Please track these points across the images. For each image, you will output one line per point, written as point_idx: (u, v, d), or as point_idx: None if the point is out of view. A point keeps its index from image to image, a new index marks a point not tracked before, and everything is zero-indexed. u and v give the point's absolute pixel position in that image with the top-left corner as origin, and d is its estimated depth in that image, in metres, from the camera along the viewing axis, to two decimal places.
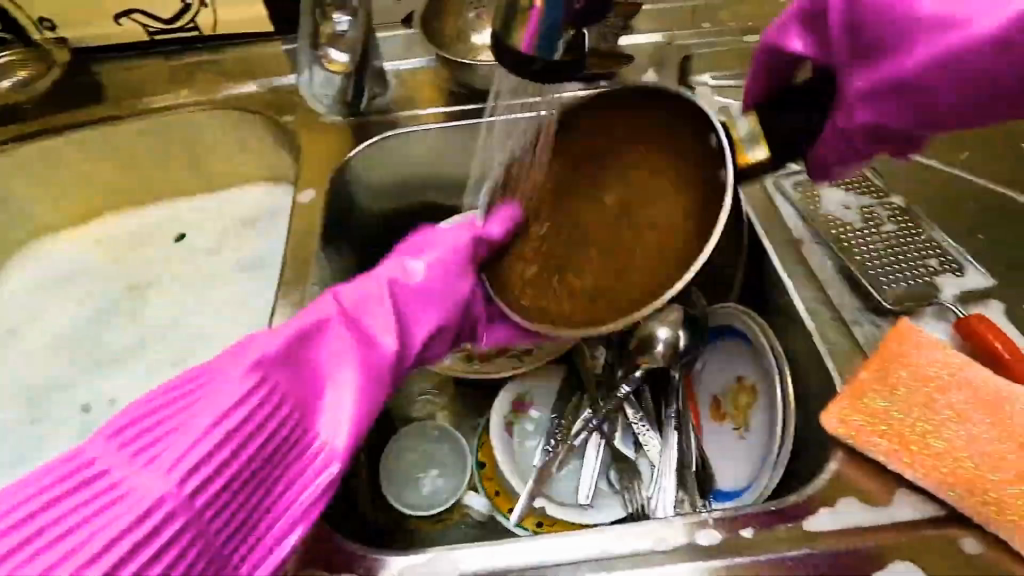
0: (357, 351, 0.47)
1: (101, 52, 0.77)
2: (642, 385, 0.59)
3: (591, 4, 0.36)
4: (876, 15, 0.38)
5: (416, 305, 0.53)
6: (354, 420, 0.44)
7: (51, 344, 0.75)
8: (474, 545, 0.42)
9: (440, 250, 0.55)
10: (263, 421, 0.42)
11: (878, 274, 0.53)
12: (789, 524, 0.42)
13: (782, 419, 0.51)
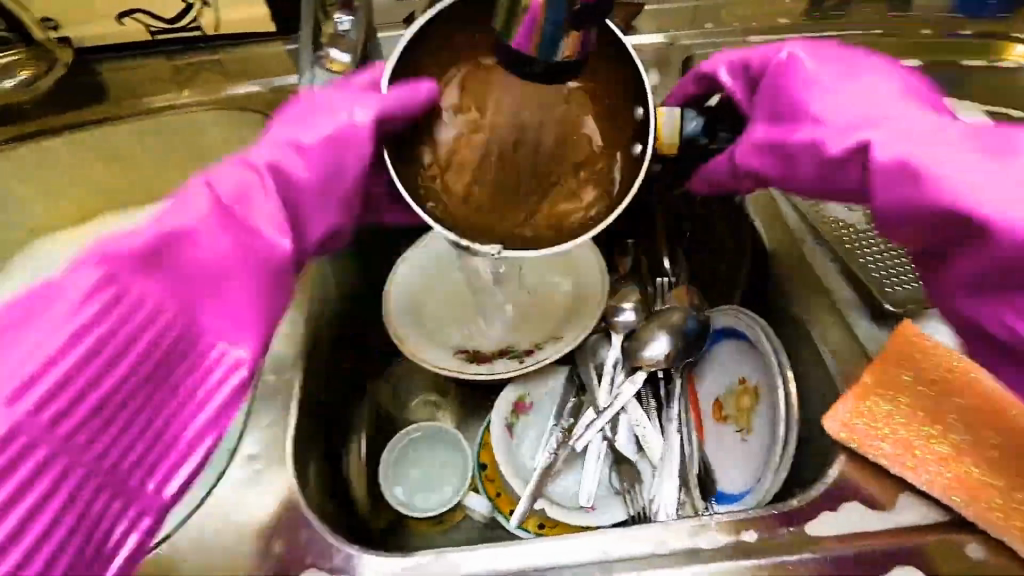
0: (241, 246, 0.38)
1: (102, 52, 0.76)
2: (644, 388, 0.59)
3: (593, 1, 0.34)
4: (787, 88, 0.46)
5: (313, 195, 0.42)
6: (255, 322, 0.38)
7: None
8: (474, 547, 0.42)
9: (328, 125, 0.42)
10: (134, 333, 0.35)
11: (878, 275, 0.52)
12: (792, 528, 0.42)
13: (786, 420, 0.50)
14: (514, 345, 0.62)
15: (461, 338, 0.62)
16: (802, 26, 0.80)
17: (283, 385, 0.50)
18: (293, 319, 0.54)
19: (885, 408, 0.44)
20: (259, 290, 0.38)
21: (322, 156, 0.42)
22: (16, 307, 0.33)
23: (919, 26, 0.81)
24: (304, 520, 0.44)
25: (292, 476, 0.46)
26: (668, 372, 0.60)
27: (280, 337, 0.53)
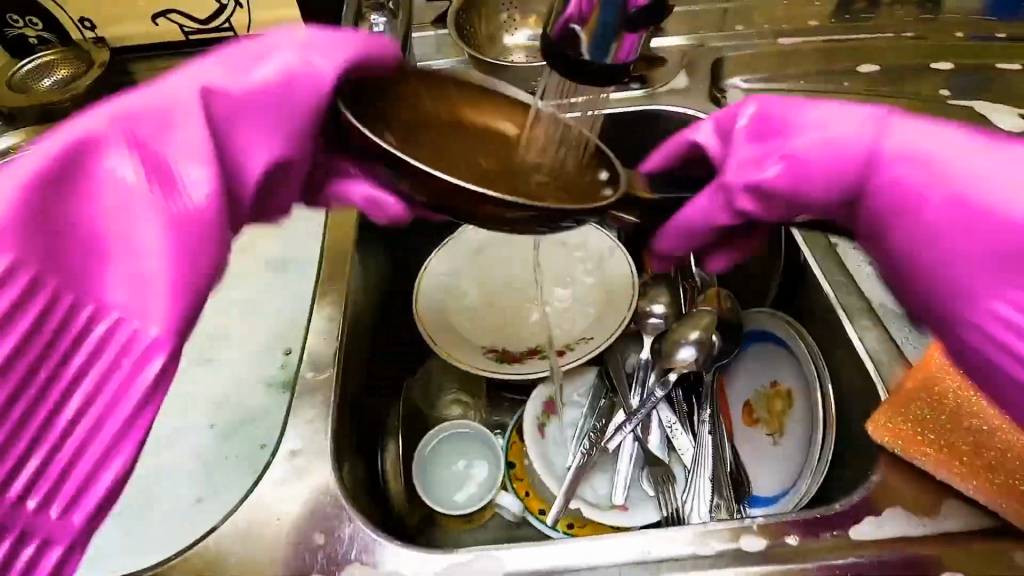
0: (154, 188, 0.36)
1: (141, 52, 0.79)
2: (675, 390, 0.59)
3: (646, 5, 0.36)
4: (775, 118, 0.45)
5: (248, 132, 0.42)
6: (165, 264, 0.35)
7: None
8: (516, 545, 0.42)
9: (274, 60, 0.42)
10: (33, 290, 0.33)
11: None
12: (834, 532, 0.42)
13: (824, 425, 0.50)
14: (544, 346, 0.62)
15: (490, 338, 0.62)
16: (832, 28, 0.80)
17: (321, 382, 0.51)
18: (330, 316, 0.55)
19: (927, 413, 0.44)
20: (171, 236, 0.35)
21: (255, 94, 0.41)
22: None
23: (951, 28, 0.80)
24: (346, 515, 0.44)
25: (333, 472, 0.46)
26: (699, 374, 0.60)
27: (318, 334, 0.54)
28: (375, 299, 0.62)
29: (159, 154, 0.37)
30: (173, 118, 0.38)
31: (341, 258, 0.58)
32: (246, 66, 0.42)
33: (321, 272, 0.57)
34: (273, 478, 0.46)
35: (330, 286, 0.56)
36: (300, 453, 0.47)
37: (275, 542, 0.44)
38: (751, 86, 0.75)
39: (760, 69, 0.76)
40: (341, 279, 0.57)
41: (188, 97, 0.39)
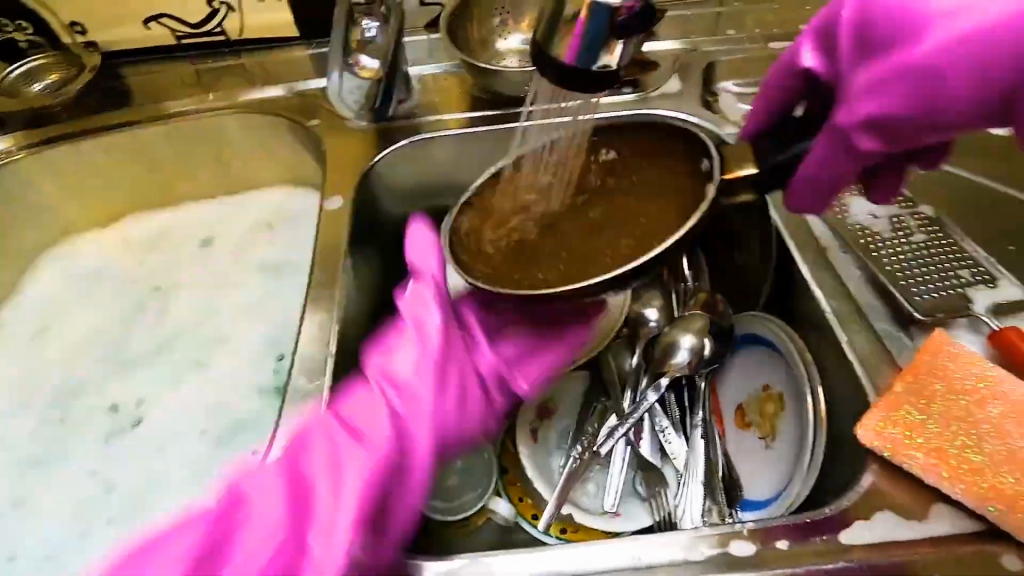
0: (359, 450, 0.48)
1: (130, 57, 0.78)
2: (666, 394, 0.59)
3: (636, 14, 0.36)
4: (885, 23, 0.47)
5: (408, 400, 0.52)
6: (358, 499, 0.46)
7: (70, 344, 0.73)
8: (510, 551, 0.42)
9: (417, 359, 0.53)
10: (338, 447, 0.48)
11: (907, 282, 0.53)
12: (826, 537, 0.42)
13: (814, 431, 0.50)
14: None
15: None
16: None
17: (313, 388, 0.51)
18: (322, 323, 0.55)
19: (915, 416, 0.44)
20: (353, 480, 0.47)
21: (412, 375, 0.52)
22: (297, 438, 0.47)
23: None
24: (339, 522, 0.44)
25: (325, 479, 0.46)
26: (693, 379, 0.60)
27: (310, 340, 0.54)
28: (367, 304, 0.62)
29: (362, 421, 0.50)
30: (373, 427, 0.49)
31: (333, 265, 0.58)
32: (378, 375, 0.52)
33: (313, 279, 0.57)
34: (265, 486, 0.46)
35: (322, 293, 0.56)
36: (291, 459, 0.47)
37: (268, 551, 0.43)
38: (742, 90, 0.75)
39: (752, 74, 0.77)
40: (334, 286, 0.57)
41: (367, 385, 0.51)
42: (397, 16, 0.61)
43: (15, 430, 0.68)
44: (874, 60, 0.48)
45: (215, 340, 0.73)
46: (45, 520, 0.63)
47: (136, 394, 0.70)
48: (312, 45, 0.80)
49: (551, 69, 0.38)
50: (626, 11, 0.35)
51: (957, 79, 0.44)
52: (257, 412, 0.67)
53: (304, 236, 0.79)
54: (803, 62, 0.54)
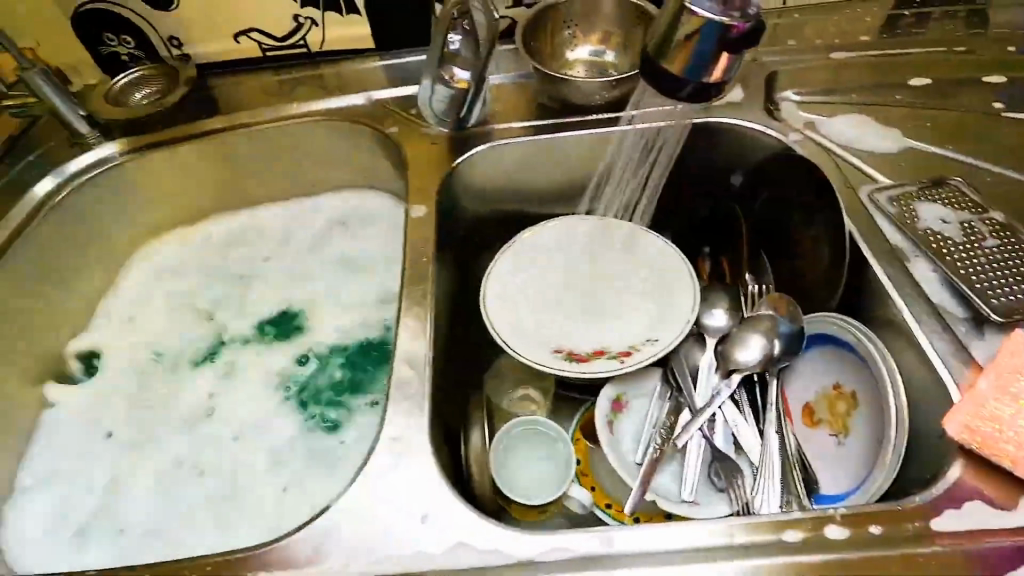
0: None
1: (219, 68, 0.84)
2: (739, 391, 0.62)
3: (745, 33, 0.40)
4: None
5: None
6: None
7: (163, 335, 0.78)
8: (628, 527, 0.44)
9: None
10: None
11: (1001, 295, 0.55)
12: (918, 524, 0.44)
13: (895, 431, 0.52)
14: (609, 346, 0.65)
15: (557, 339, 0.66)
16: (884, 43, 0.82)
17: (415, 375, 0.55)
18: (416, 317, 0.59)
19: (996, 423, 0.45)
20: None
21: None
22: None
23: (1002, 42, 0.82)
24: (447, 497, 0.48)
25: (432, 457, 0.50)
26: (763, 377, 0.62)
27: (408, 333, 0.57)
28: (448, 303, 0.66)
29: None
30: None
31: (422, 265, 0.63)
32: None
33: (404, 278, 0.62)
34: (376, 467, 0.49)
35: (414, 291, 0.61)
36: (399, 439, 0.51)
37: (389, 523, 0.47)
38: (802, 100, 0.78)
39: (811, 83, 0.79)
40: (425, 283, 0.61)
41: None
42: (493, 28, 0.65)
43: (115, 411, 0.72)
44: None
45: (298, 334, 0.77)
46: (143, 500, 0.66)
47: (223, 382, 0.74)
48: (386, 56, 0.85)
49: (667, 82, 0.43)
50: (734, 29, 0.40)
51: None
52: (337, 403, 0.71)
53: (376, 237, 0.83)
54: None
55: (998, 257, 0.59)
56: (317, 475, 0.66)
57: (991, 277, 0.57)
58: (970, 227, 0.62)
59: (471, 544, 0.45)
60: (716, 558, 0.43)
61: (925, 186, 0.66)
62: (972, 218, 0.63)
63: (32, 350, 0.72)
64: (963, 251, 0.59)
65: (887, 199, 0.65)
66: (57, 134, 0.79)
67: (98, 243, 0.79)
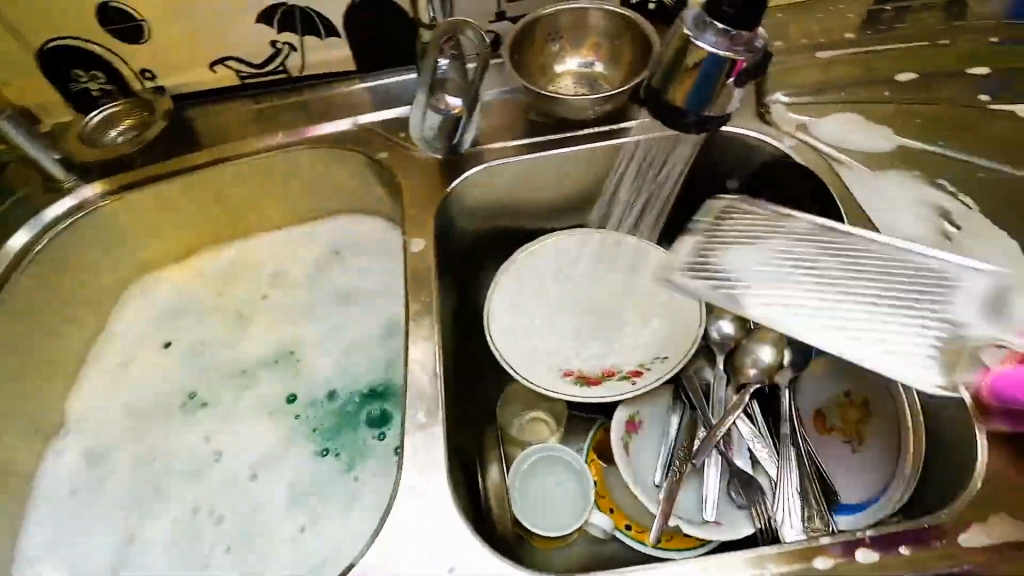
0: None
1: (196, 97, 0.81)
2: (751, 405, 0.61)
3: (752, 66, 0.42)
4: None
5: None
6: None
7: (158, 380, 0.76)
8: (663, 565, 0.45)
9: None
10: None
11: (841, 325, 0.58)
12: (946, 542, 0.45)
13: (908, 441, 0.54)
14: (619, 366, 0.65)
15: (566, 362, 0.65)
16: (868, 40, 0.82)
17: (431, 417, 0.53)
18: (425, 355, 0.57)
19: None
20: None
21: None
22: None
23: (983, 32, 0.83)
24: (474, 547, 0.47)
25: (455, 505, 0.49)
26: (773, 389, 0.62)
27: (420, 373, 0.56)
28: (453, 333, 0.65)
29: None
30: None
31: (427, 299, 0.61)
32: None
33: (409, 315, 0.60)
34: (400, 521, 0.48)
35: (420, 328, 0.59)
36: (418, 489, 0.50)
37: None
38: (791, 101, 0.77)
39: (799, 83, 0.79)
40: (431, 318, 0.60)
41: None
42: (486, 53, 0.63)
43: (115, 464, 0.70)
44: None
45: (299, 369, 0.75)
46: (155, 557, 0.64)
47: (224, 425, 0.72)
48: (368, 77, 0.82)
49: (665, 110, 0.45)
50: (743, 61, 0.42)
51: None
52: (348, 438, 0.69)
53: (372, 263, 0.82)
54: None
55: (795, 281, 0.62)
56: (334, 516, 0.65)
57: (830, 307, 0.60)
58: (767, 256, 0.64)
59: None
60: None
61: (728, 229, 0.67)
62: (762, 242, 0.65)
63: (23, 409, 0.70)
64: (799, 293, 0.61)
65: (714, 278, 0.64)
66: (31, 178, 0.76)
67: (82, 290, 0.77)
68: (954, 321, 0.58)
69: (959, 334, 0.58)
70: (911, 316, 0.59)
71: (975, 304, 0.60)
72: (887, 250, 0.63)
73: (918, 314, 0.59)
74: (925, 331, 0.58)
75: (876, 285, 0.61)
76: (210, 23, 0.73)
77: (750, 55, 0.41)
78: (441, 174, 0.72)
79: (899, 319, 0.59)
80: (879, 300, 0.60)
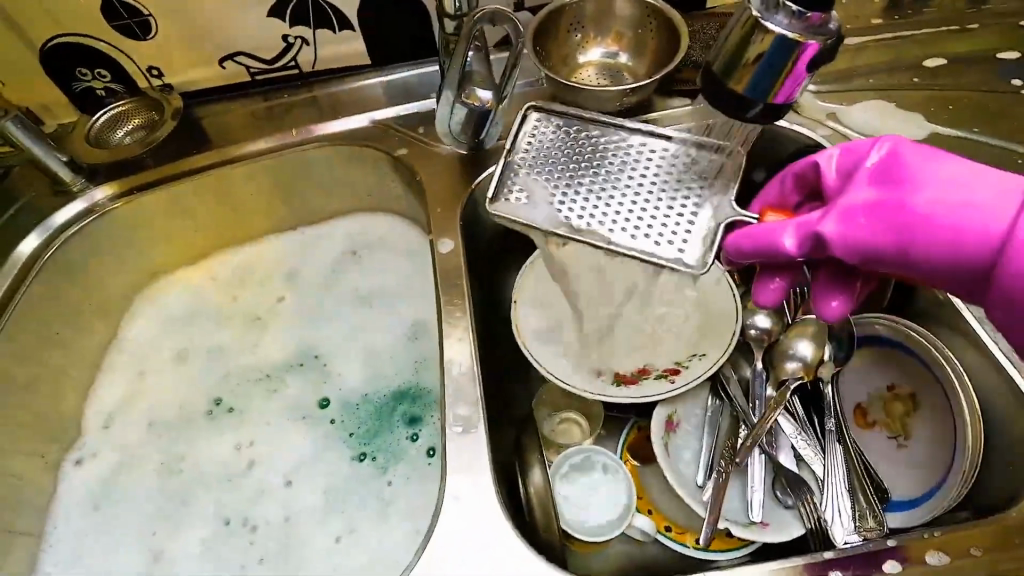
0: None
1: (206, 95, 0.78)
2: (793, 401, 0.60)
3: (825, 49, 0.38)
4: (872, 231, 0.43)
5: None
6: None
7: (175, 386, 0.73)
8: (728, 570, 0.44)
9: None
10: None
11: (608, 223, 0.51)
12: (1016, 540, 0.44)
13: (963, 432, 0.53)
14: (654, 364, 0.63)
15: (599, 361, 0.63)
16: (894, 25, 0.80)
17: (471, 422, 0.52)
18: (458, 358, 0.56)
19: None
20: None
21: None
22: None
23: (1013, 16, 0.81)
24: (526, 556, 0.46)
25: (503, 514, 0.47)
26: (815, 384, 0.61)
27: (455, 376, 0.54)
28: (483, 334, 0.64)
29: None
30: None
31: (457, 300, 0.60)
32: None
33: (441, 316, 0.59)
34: (448, 532, 0.47)
35: (452, 329, 0.58)
36: (463, 496, 0.48)
37: None
38: (818, 89, 0.75)
39: (827, 70, 0.77)
40: (463, 320, 0.58)
41: None
42: (519, 47, 0.60)
43: (137, 473, 0.68)
44: (880, 195, 0.44)
45: (321, 374, 0.73)
46: (185, 570, 0.63)
47: (247, 432, 0.70)
48: (381, 72, 0.80)
49: (727, 102, 0.41)
50: (816, 43, 0.37)
51: (863, 142, 0.47)
52: (382, 439, 0.68)
53: (392, 262, 0.80)
54: (780, 244, 0.46)
55: (611, 176, 0.54)
56: (370, 521, 0.63)
57: (586, 214, 0.52)
58: (555, 166, 0.55)
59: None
60: None
61: (534, 143, 0.57)
62: (559, 154, 0.56)
63: (38, 422, 0.67)
64: (568, 201, 0.53)
65: (525, 194, 0.54)
66: (39, 181, 0.73)
67: (95, 295, 0.74)
68: (714, 205, 0.51)
69: (715, 216, 0.50)
70: (656, 211, 0.51)
71: (724, 188, 0.51)
72: (649, 141, 0.55)
73: (665, 208, 0.51)
74: (689, 214, 0.51)
75: (658, 174, 0.53)
76: (218, 18, 0.70)
77: (825, 37, 0.37)
78: (463, 171, 0.70)
79: (646, 209, 0.52)
80: (660, 190, 0.52)
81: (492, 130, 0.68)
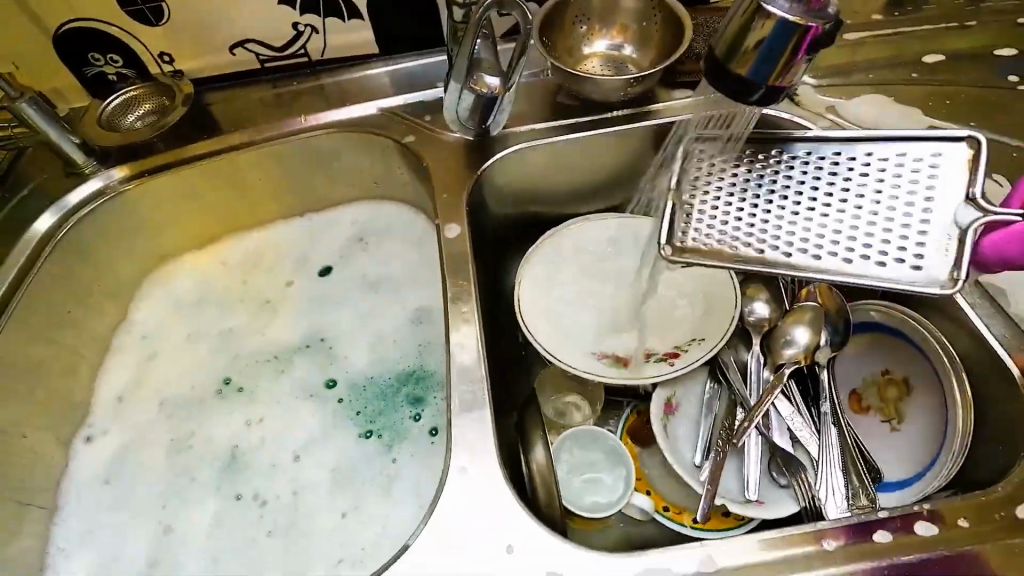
0: None
1: (216, 82, 0.80)
2: (789, 384, 0.61)
3: (826, 33, 0.39)
4: None
5: None
6: None
7: (184, 367, 0.75)
8: (725, 539, 0.45)
9: None
10: None
11: (833, 246, 0.51)
12: (1003, 512, 0.46)
13: (954, 416, 0.54)
14: (654, 349, 0.64)
15: (600, 344, 0.65)
16: (894, 21, 0.82)
17: (475, 398, 0.53)
18: (463, 338, 0.57)
19: None
20: None
21: None
22: None
23: (1011, 13, 0.82)
24: (528, 525, 0.47)
25: (505, 486, 0.49)
26: (811, 367, 0.62)
27: (460, 355, 0.56)
28: (487, 316, 0.65)
29: None
30: None
31: (463, 282, 0.61)
32: None
33: (446, 298, 0.60)
34: (453, 500, 0.48)
35: (458, 310, 0.59)
36: (469, 468, 0.50)
37: (470, 561, 0.46)
38: (819, 83, 0.77)
39: (828, 65, 0.79)
40: (468, 300, 0.60)
41: None
42: (527, 36, 0.62)
43: (147, 451, 0.69)
44: None
45: (328, 356, 0.74)
46: (194, 544, 0.64)
47: (254, 410, 0.71)
48: (393, 59, 0.81)
49: (732, 84, 0.43)
50: (817, 27, 0.39)
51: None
52: (388, 418, 0.69)
53: (400, 248, 0.81)
54: None
55: (818, 197, 0.53)
56: (376, 498, 0.65)
57: (801, 242, 0.51)
58: (750, 195, 0.55)
59: (562, 572, 0.45)
60: (815, 563, 0.44)
61: (714, 174, 0.57)
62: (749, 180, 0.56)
63: (49, 399, 0.69)
64: (779, 228, 0.52)
65: (725, 229, 0.53)
66: (51, 165, 0.74)
67: (104, 276, 0.75)
68: (948, 207, 0.50)
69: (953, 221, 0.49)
70: (881, 228, 0.50)
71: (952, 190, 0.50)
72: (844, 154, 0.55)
73: (892, 223, 0.50)
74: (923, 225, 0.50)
75: (873, 187, 0.53)
76: (229, 5, 0.72)
77: (824, 21, 0.39)
78: (469, 158, 0.71)
79: (870, 226, 0.51)
80: (881, 205, 0.52)
81: (499, 118, 0.70)
